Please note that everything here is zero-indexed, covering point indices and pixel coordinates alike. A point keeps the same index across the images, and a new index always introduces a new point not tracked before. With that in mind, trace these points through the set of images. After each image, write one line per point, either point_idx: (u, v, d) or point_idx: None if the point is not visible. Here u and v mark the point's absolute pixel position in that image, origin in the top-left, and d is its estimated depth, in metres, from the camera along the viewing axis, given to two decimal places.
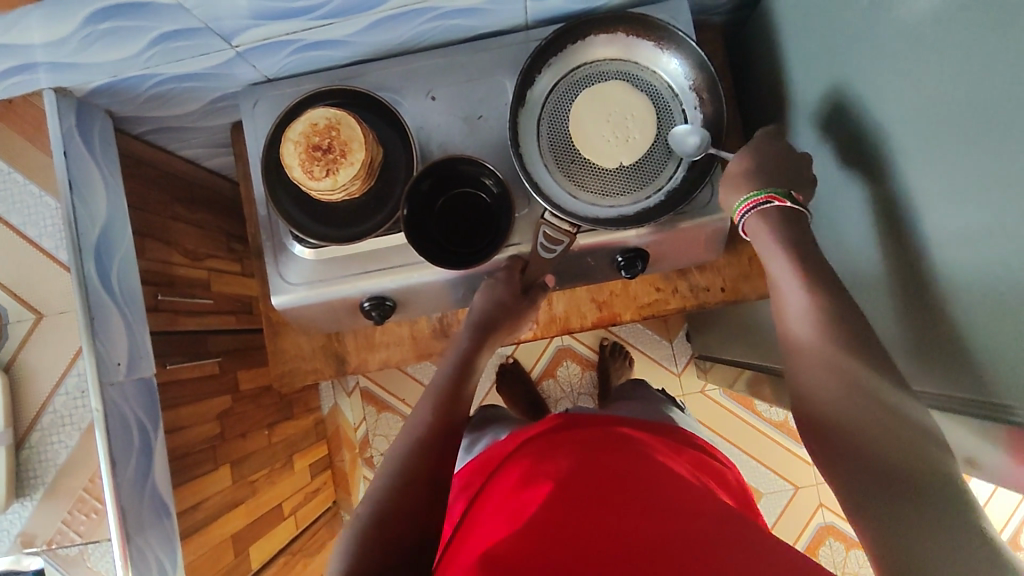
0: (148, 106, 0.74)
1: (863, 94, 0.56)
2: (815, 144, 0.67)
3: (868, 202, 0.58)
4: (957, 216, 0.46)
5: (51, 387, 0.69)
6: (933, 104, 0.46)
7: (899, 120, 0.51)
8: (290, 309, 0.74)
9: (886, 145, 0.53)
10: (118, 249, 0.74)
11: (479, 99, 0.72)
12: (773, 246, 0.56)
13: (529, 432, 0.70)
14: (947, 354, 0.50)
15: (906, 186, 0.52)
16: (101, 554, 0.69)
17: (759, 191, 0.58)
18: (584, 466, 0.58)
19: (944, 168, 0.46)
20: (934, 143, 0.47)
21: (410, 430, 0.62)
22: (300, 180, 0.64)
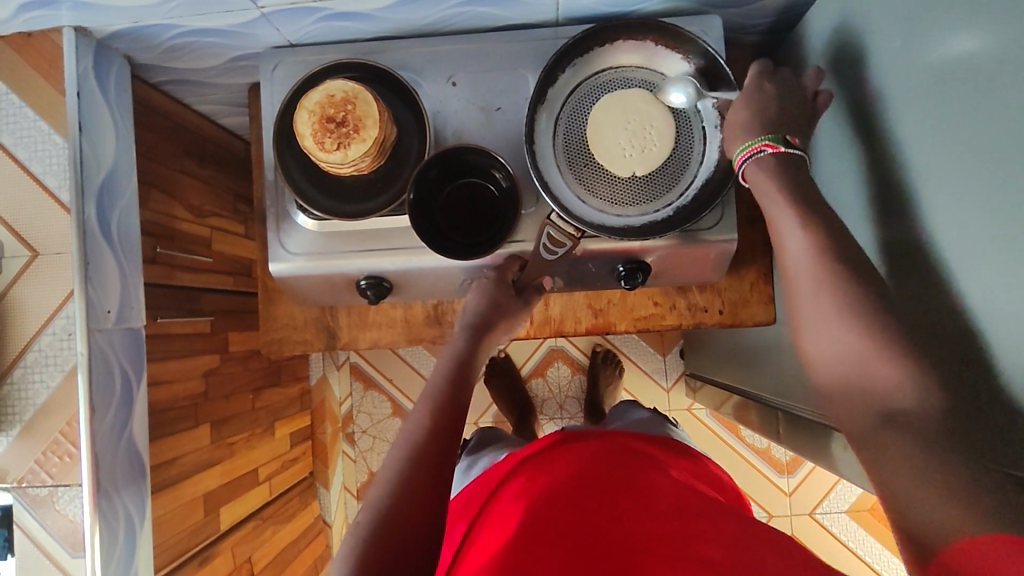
0: (168, 56, 0.74)
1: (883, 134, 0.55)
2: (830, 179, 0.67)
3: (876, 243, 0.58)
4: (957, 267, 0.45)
5: (40, 325, 0.69)
6: (946, 152, 0.46)
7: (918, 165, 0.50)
8: (286, 278, 0.74)
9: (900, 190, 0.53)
10: (121, 196, 0.73)
11: (500, 90, 0.71)
12: (780, 207, 0.54)
13: (528, 449, 0.69)
14: None
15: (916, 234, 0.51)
16: (70, 499, 0.69)
17: (754, 140, 0.57)
18: (582, 478, 0.57)
19: (951, 218, 0.45)
20: (943, 190, 0.46)
21: (407, 433, 0.59)
22: (311, 150, 0.64)
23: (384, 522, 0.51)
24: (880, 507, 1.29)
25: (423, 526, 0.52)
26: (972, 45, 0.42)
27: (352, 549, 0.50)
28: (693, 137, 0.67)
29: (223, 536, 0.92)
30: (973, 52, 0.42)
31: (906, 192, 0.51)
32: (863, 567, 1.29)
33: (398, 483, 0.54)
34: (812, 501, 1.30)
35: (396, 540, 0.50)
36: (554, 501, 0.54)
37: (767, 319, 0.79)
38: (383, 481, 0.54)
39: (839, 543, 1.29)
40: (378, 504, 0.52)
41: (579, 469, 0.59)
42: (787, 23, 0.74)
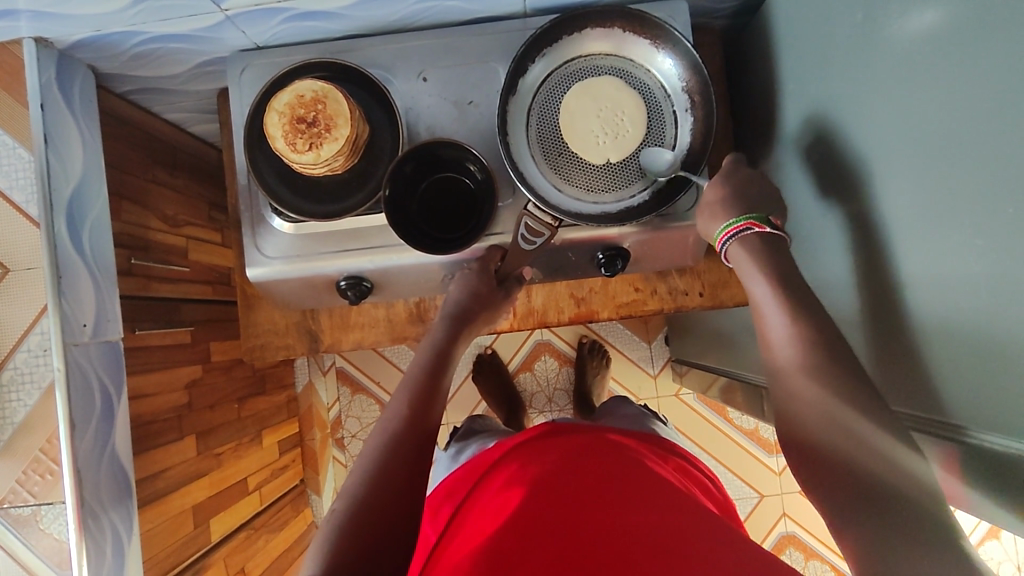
0: (133, 64, 0.73)
1: (850, 110, 0.56)
2: (800, 156, 0.67)
3: (847, 218, 0.59)
4: (931, 239, 0.46)
5: (14, 343, 0.67)
6: (920, 125, 0.46)
7: (887, 137, 0.51)
8: (266, 283, 0.73)
9: (871, 163, 0.54)
10: (92, 210, 0.72)
11: (471, 84, 0.71)
12: (761, 278, 0.57)
13: (514, 439, 0.68)
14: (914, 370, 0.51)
15: (889, 205, 0.52)
16: (54, 516, 0.68)
17: (738, 218, 0.61)
18: (567, 469, 0.58)
19: (927, 190, 0.46)
20: (917, 164, 0.47)
21: (385, 422, 0.59)
22: (283, 152, 0.64)
23: (363, 510, 0.51)
24: None
25: (399, 514, 0.52)
26: (940, 17, 0.43)
27: (330, 535, 0.50)
28: (665, 121, 0.67)
29: (215, 547, 0.91)
30: (940, 24, 0.43)
31: (880, 165, 0.52)
32: None
33: (373, 470, 0.54)
34: None
35: (375, 531, 0.50)
36: (538, 492, 0.54)
37: (747, 299, 0.80)
38: (361, 470, 0.54)
39: None
40: (354, 491, 0.52)
41: (564, 462, 0.59)
42: (752, 6, 0.74)
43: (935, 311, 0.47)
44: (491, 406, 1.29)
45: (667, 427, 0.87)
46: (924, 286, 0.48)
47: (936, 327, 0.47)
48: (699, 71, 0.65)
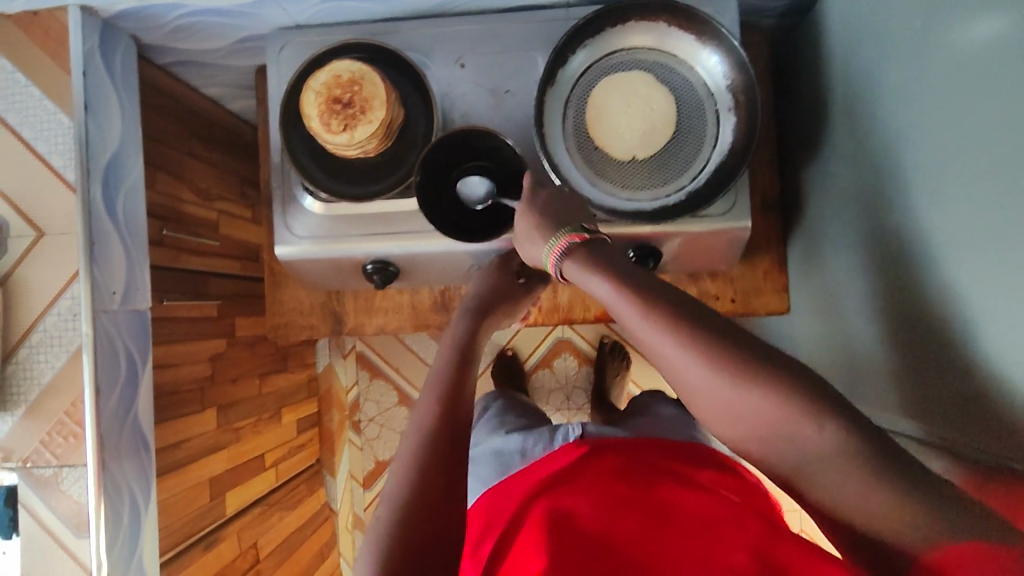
0: (175, 37, 0.73)
1: (900, 119, 0.54)
2: (846, 163, 0.65)
3: (895, 231, 0.56)
4: (988, 256, 0.44)
5: (44, 306, 0.68)
6: (972, 137, 0.44)
7: (942, 146, 0.48)
8: (293, 261, 0.73)
9: (924, 173, 0.51)
10: (128, 177, 0.72)
11: (509, 72, 0.70)
12: (609, 293, 0.46)
13: (549, 466, 0.66)
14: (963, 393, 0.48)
15: (943, 217, 0.49)
16: (76, 479, 0.68)
17: (557, 237, 0.53)
18: (619, 496, 0.56)
19: (981, 201, 0.44)
20: (972, 176, 0.45)
21: (415, 424, 0.56)
22: (317, 131, 0.64)
23: (406, 518, 0.49)
24: None
25: (437, 526, 0.50)
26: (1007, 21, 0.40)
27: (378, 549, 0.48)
28: (695, 99, 0.65)
29: (230, 521, 0.93)
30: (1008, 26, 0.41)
31: (935, 175, 0.49)
32: None
33: (409, 479, 0.52)
34: None
35: (422, 545, 0.49)
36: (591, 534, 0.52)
37: (779, 308, 0.78)
38: (398, 474, 0.52)
39: None
40: (396, 497, 0.51)
41: (612, 494, 0.56)
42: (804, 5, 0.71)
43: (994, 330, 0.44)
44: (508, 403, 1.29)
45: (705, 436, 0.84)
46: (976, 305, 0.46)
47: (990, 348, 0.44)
48: (745, 68, 0.62)
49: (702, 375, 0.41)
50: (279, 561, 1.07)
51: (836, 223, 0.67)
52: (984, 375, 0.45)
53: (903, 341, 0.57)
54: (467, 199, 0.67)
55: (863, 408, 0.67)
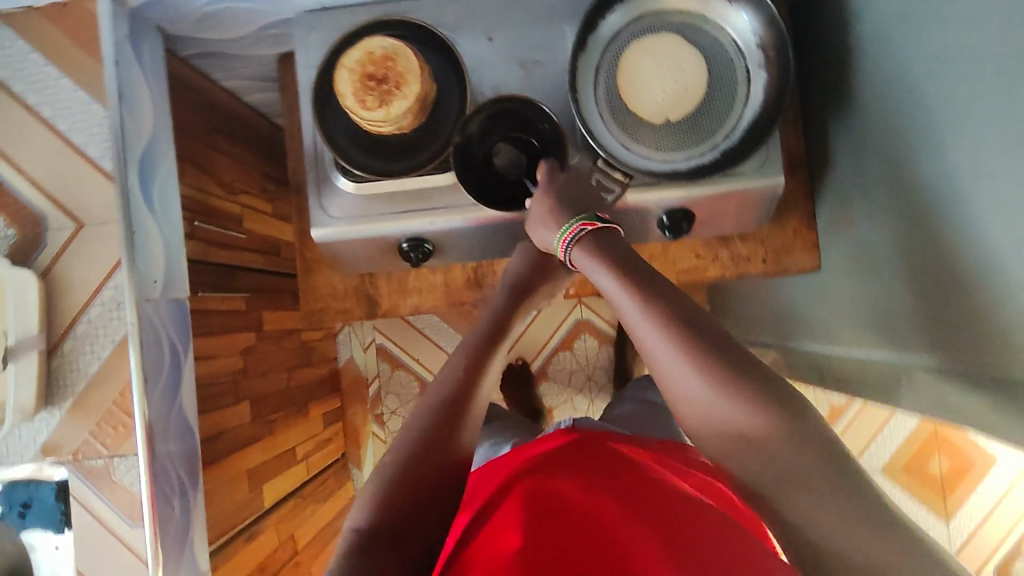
0: (200, 26, 0.73)
1: (914, 69, 0.55)
2: (863, 115, 0.66)
3: (915, 178, 0.58)
4: (1007, 190, 0.46)
5: (86, 297, 0.68)
6: (986, 76, 0.46)
7: (957, 86, 0.50)
8: (329, 244, 0.74)
9: (940, 115, 0.53)
10: (161, 168, 0.72)
11: (538, 44, 0.70)
12: (614, 284, 0.57)
13: (536, 447, 0.61)
14: (990, 326, 0.50)
15: (964, 155, 0.50)
16: (126, 469, 0.68)
17: (572, 221, 0.62)
18: (595, 480, 0.51)
19: (1003, 130, 0.45)
20: (987, 113, 0.47)
21: (436, 386, 0.58)
22: (352, 109, 0.64)
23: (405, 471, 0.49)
24: (914, 464, 1.33)
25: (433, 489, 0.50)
26: None
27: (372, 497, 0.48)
28: (725, 58, 0.66)
29: (268, 513, 0.93)
30: None
31: (953, 114, 0.51)
32: None
33: (415, 443, 0.52)
34: None
35: (415, 500, 0.49)
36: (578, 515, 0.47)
37: (812, 266, 0.81)
38: (406, 431, 0.53)
39: None
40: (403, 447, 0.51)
41: (608, 479, 0.52)
42: None
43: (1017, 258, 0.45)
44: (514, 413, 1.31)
45: None
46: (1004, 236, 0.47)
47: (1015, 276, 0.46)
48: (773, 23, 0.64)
49: (693, 381, 0.48)
50: (315, 554, 1.06)
51: (860, 176, 0.68)
52: (1011, 306, 0.47)
53: (931, 282, 0.58)
54: (504, 166, 0.70)
55: (881, 353, 0.68)
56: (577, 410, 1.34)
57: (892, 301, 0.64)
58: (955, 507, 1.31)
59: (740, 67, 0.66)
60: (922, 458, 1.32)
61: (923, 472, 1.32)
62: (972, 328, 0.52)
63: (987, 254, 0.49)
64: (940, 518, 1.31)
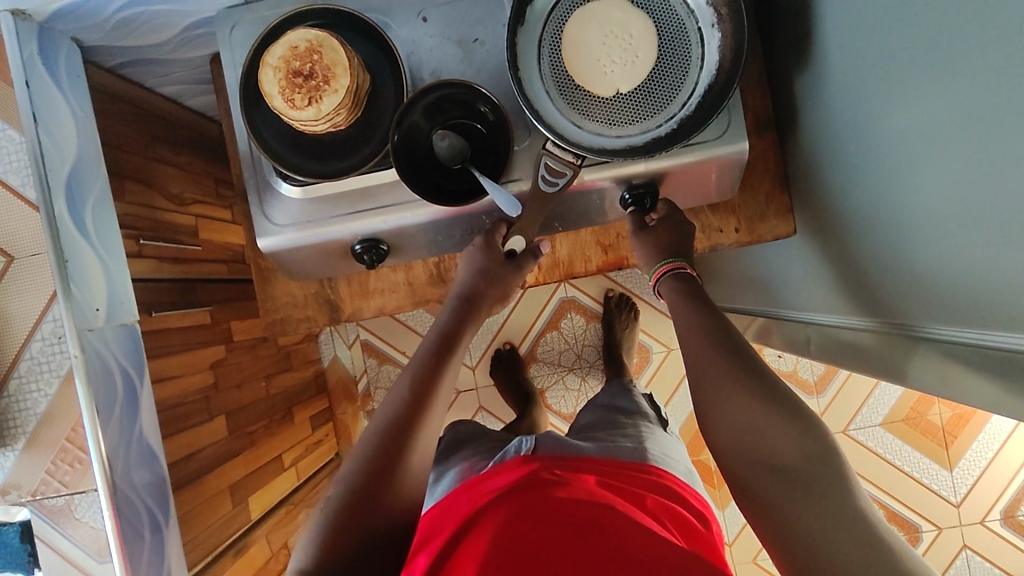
0: (117, 34, 0.69)
1: (869, 19, 0.51)
2: (825, 69, 0.61)
3: (881, 135, 0.54)
4: (981, 145, 0.42)
5: (27, 333, 0.65)
6: (948, 22, 0.42)
7: (921, 32, 0.45)
8: (279, 253, 0.70)
9: (904, 64, 0.48)
10: (93, 189, 0.68)
11: (474, 20, 0.66)
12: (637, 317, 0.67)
13: (492, 483, 0.69)
14: (976, 289, 0.46)
15: (930, 108, 0.46)
16: (88, 505, 0.66)
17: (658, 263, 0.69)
18: (546, 516, 0.58)
19: (971, 79, 0.41)
20: (949, 63, 0.43)
21: (387, 404, 0.61)
22: (281, 110, 0.60)
23: (352, 498, 0.54)
24: (915, 415, 1.30)
25: (382, 514, 0.54)
26: None
27: (321, 528, 0.54)
28: (676, 19, 0.61)
29: (257, 524, 0.93)
30: None
31: (916, 65, 0.46)
32: (902, 476, 1.29)
33: (363, 472, 0.56)
34: (845, 417, 1.31)
35: (361, 523, 0.54)
36: (516, 540, 0.56)
37: (787, 231, 0.76)
38: (357, 454, 0.57)
39: (875, 456, 1.30)
40: (350, 475, 0.56)
41: (543, 507, 0.60)
42: None
43: (999, 218, 0.41)
44: (505, 400, 1.30)
45: (667, 434, 0.86)
46: (979, 195, 0.43)
47: (999, 236, 0.42)
48: None
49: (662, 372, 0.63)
50: None
51: (827, 134, 0.64)
52: (994, 269, 0.43)
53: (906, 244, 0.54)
54: (445, 154, 0.64)
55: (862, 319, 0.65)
56: (569, 390, 1.31)
57: (872, 266, 0.60)
58: (959, 455, 1.28)
59: (693, 29, 0.61)
60: (923, 408, 1.29)
61: (924, 422, 1.29)
62: (961, 294, 0.48)
63: (963, 212, 0.45)
64: (944, 468, 1.29)
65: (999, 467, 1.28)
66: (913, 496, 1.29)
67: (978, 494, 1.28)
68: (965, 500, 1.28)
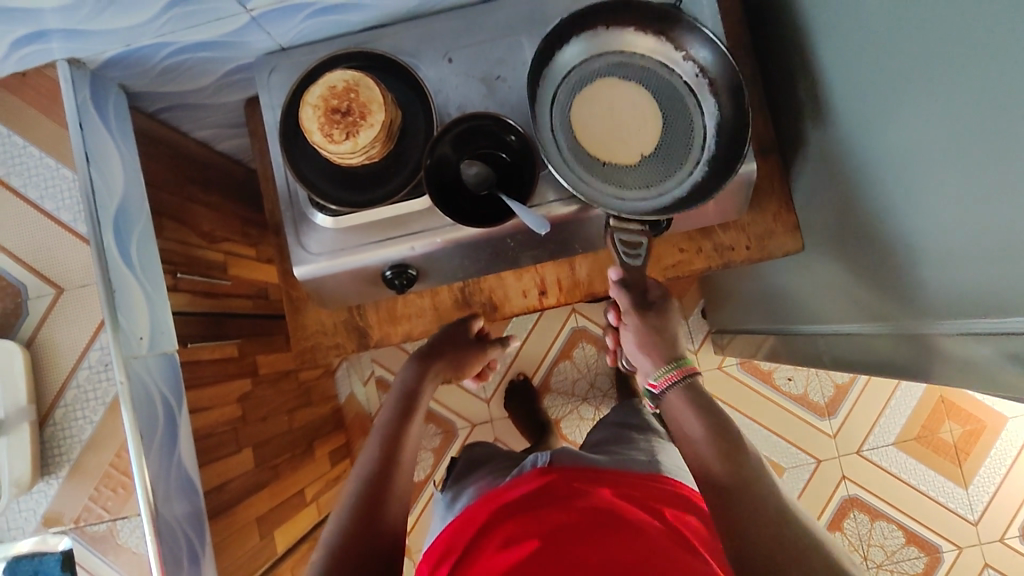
0: (162, 80, 0.73)
1: (863, 45, 0.56)
2: (824, 93, 0.66)
3: (882, 150, 0.58)
4: (977, 150, 0.46)
5: (74, 362, 0.67)
6: (937, 41, 0.46)
7: (914, 53, 0.50)
8: (313, 280, 0.73)
9: (899, 82, 0.53)
10: (137, 224, 0.72)
11: (497, 59, 0.71)
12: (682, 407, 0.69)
13: (511, 493, 0.69)
14: (982, 285, 0.49)
15: (927, 120, 0.50)
16: (131, 529, 0.66)
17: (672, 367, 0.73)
18: (572, 535, 0.60)
19: (963, 92, 0.45)
20: (940, 79, 0.47)
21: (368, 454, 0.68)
22: (321, 145, 0.64)
23: (344, 538, 0.59)
24: (926, 434, 1.31)
25: (374, 549, 0.59)
26: None
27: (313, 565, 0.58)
28: (678, 104, 0.67)
29: (281, 558, 0.93)
30: None
31: (910, 83, 0.51)
32: (919, 496, 1.30)
33: (352, 513, 0.61)
34: (858, 438, 1.32)
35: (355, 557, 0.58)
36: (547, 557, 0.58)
37: (795, 247, 0.80)
38: (345, 499, 0.63)
39: (891, 476, 1.31)
40: (339, 519, 0.61)
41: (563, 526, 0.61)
42: None
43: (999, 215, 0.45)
44: (520, 429, 1.31)
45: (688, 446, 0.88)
46: (979, 196, 0.47)
47: (1001, 232, 0.45)
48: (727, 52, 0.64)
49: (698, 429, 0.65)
50: None
51: (830, 153, 0.69)
52: (999, 265, 0.47)
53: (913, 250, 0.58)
54: (473, 182, 0.68)
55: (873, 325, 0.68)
56: (584, 419, 1.33)
57: (883, 274, 0.64)
58: (972, 472, 1.29)
59: (696, 109, 0.67)
60: (934, 426, 1.31)
61: (936, 440, 1.31)
62: (966, 290, 0.52)
63: (965, 214, 0.49)
64: (959, 485, 1.29)
65: (1013, 483, 1.29)
66: (931, 516, 1.29)
67: (995, 510, 1.29)
68: (982, 518, 1.29)
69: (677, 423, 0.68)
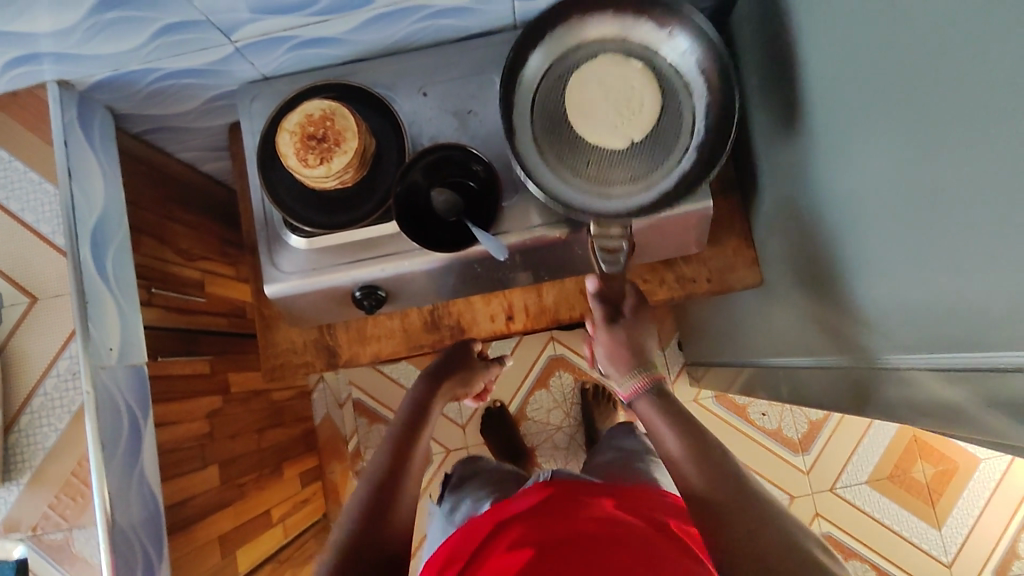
0: (148, 103, 0.77)
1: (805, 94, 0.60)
2: (777, 137, 0.70)
3: (825, 190, 0.62)
4: (898, 193, 0.49)
5: (43, 370, 0.69)
6: (863, 93, 0.50)
7: (846, 102, 0.54)
8: (284, 299, 0.76)
9: (836, 129, 0.57)
10: (114, 239, 0.74)
11: (469, 94, 0.75)
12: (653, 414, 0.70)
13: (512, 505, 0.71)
14: (905, 321, 0.52)
15: (859, 164, 0.54)
16: (86, 539, 0.68)
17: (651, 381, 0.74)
18: (568, 546, 0.61)
19: (886, 138, 0.49)
20: (867, 125, 0.51)
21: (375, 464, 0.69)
22: (295, 169, 0.67)
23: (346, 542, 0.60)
24: (899, 473, 1.33)
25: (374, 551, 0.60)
26: None
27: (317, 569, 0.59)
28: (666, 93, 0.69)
29: None
30: None
31: (845, 129, 0.55)
32: (891, 535, 1.31)
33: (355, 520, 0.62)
34: (831, 475, 1.33)
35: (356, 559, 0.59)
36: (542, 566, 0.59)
37: (755, 281, 0.84)
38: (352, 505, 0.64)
39: (863, 514, 1.32)
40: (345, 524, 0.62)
41: (558, 535, 0.62)
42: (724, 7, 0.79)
43: (918, 254, 0.48)
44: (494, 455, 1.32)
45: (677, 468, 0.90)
46: (900, 237, 0.50)
47: (919, 270, 0.49)
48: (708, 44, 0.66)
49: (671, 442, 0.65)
50: None
51: (783, 192, 0.72)
52: (916, 301, 0.50)
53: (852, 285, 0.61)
54: (443, 209, 0.71)
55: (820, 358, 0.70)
56: (557, 448, 1.34)
57: (827, 309, 0.67)
58: (945, 513, 1.31)
59: (681, 102, 0.69)
60: (906, 465, 1.33)
61: (908, 479, 1.32)
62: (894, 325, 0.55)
63: (892, 253, 0.52)
64: (932, 526, 1.31)
65: (986, 526, 1.30)
66: (902, 556, 1.30)
67: (969, 552, 1.29)
68: (955, 560, 1.30)
69: (653, 434, 0.68)
